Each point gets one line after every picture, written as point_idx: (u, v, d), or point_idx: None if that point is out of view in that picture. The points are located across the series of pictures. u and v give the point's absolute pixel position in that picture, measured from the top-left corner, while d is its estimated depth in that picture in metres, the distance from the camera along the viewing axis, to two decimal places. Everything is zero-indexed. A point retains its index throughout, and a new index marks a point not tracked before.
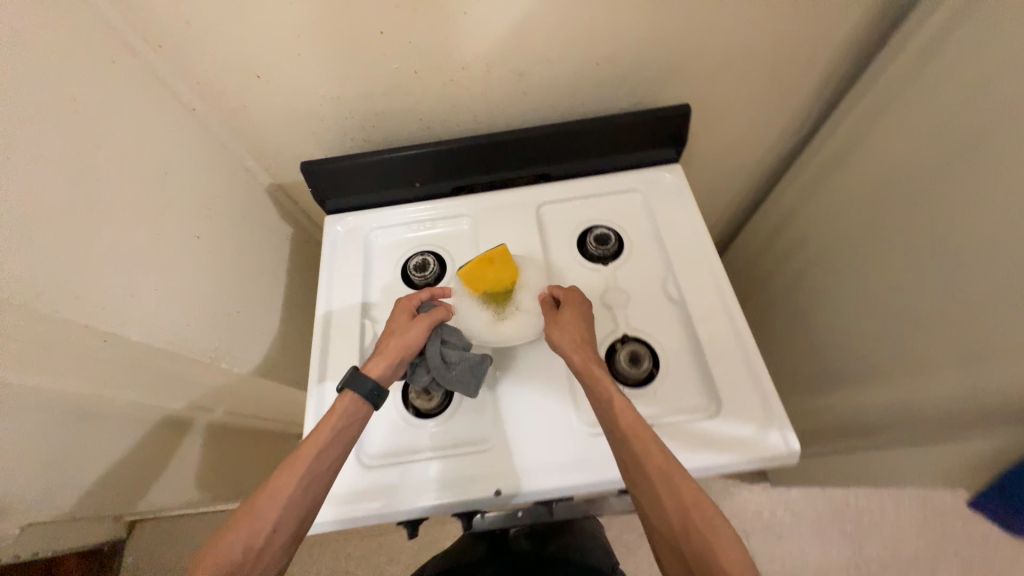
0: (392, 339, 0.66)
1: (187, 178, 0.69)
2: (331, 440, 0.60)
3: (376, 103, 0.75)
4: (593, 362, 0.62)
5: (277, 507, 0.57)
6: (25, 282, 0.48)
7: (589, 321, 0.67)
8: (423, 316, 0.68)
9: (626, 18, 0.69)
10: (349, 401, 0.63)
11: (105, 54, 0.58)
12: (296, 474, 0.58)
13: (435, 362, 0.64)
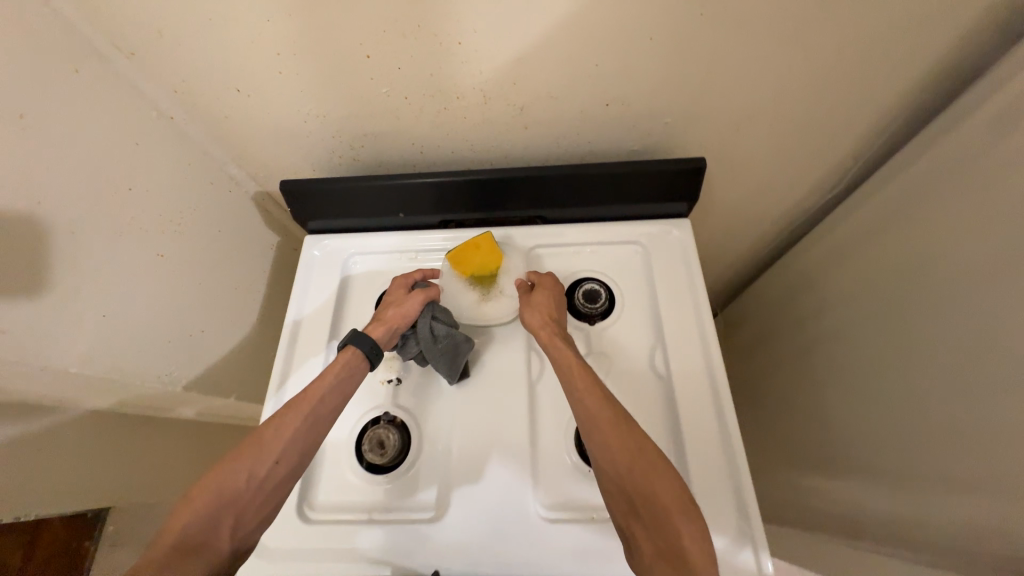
0: (390, 309, 0.67)
1: (155, 191, 0.66)
2: (338, 385, 0.60)
3: (364, 125, 0.70)
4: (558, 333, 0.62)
5: (283, 439, 0.55)
6: None
7: (560, 301, 0.68)
8: (419, 290, 0.68)
9: (640, 60, 0.61)
10: (349, 357, 0.62)
11: (67, 63, 0.54)
12: (304, 410, 0.57)
13: (426, 335, 0.65)
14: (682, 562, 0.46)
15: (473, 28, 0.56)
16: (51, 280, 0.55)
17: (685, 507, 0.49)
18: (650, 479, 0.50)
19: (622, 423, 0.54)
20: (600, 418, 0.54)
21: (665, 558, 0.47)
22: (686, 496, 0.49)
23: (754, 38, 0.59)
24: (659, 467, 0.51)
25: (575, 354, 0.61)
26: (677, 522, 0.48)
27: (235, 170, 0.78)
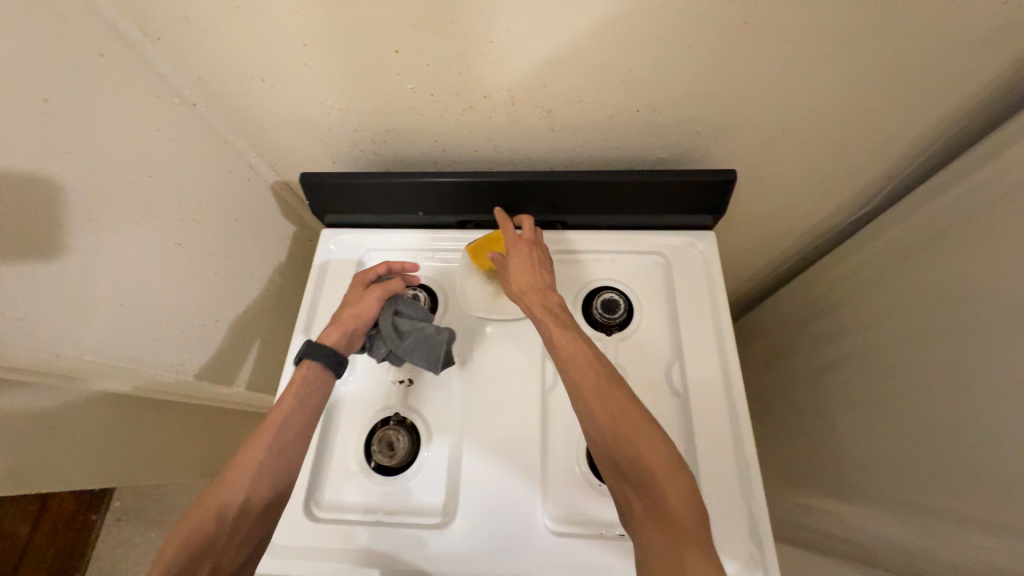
0: (348, 311, 0.66)
1: (173, 178, 0.65)
2: (300, 403, 0.60)
3: (387, 120, 0.69)
4: (536, 298, 0.61)
5: (251, 467, 0.54)
6: None
7: (538, 259, 0.66)
8: (376, 288, 0.67)
9: (676, 67, 0.59)
10: (309, 370, 0.62)
11: (93, 48, 0.53)
12: (269, 436, 0.56)
13: (389, 332, 0.64)
14: (673, 527, 0.45)
15: (506, 28, 0.54)
16: (67, 268, 0.54)
17: (672, 472, 0.46)
18: (637, 448, 0.48)
19: (606, 391, 0.52)
20: (581, 385, 0.53)
21: (657, 526, 0.46)
22: (674, 461, 0.47)
23: (799, 50, 0.56)
24: (645, 434, 0.49)
25: (556, 318, 0.59)
26: (666, 488, 0.46)
27: (255, 159, 0.78)
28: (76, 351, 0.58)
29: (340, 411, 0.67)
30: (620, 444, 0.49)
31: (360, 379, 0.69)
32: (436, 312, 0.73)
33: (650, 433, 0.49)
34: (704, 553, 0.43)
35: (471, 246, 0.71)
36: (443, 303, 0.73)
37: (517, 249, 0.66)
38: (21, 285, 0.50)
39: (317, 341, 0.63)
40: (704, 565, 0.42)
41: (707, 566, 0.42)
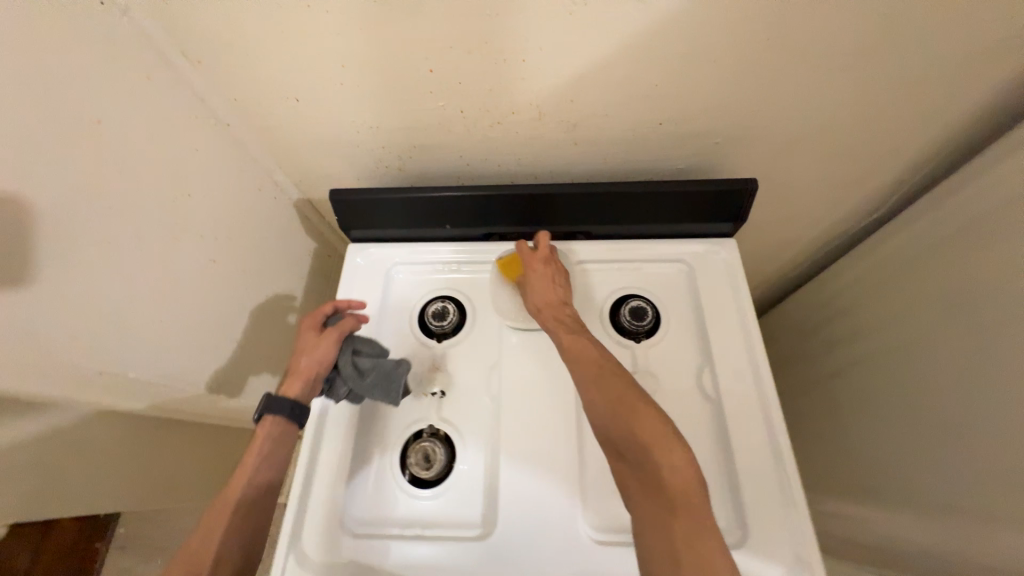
0: (305, 356, 0.65)
1: (207, 197, 0.66)
2: (262, 461, 0.60)
3: (415, 136, 0.71)
4: (548, 299, 0.66)
5: (217, 535, 0.55)
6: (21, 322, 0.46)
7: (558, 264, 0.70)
8: (330, 331, 0.67)
9: (698, 82, 0.62)
10: (275, 424, 0.62)
11: (140, 71, 0.55)
12: (233, 501, 0.57)
13: (350, 373, 0.64)
14: (665, 494, 0.49)
15: (538, 47, 0.57)
16: (109, 285, 0.55)
17: (667, 447, 0.50)
18: (634, 427, 0.52)
19: (606, 380, 0.56)
20: (584, 374, 0.58)
21: (650, 494, 0.50)
22: (670, 437, 0.50)
23: (816, 64, 0.59)
24: (642, 415, 0.52)
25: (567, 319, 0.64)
26: (660, 461, 0.50)
27: (281, 177, 0.79)
28: (112, 367, 0.58)
29: (373, 424, 0.67)
30: (620, 424, 0.53)
31: None
32: (463, 324, 0.73)
33: (649, 413, 0.52)
34: (693, 517, 0.48)
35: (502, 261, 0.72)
36: (470, 314, 0.74)
37: (529, 254, 0.70)
38: (67, 302, 0.51)
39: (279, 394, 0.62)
40: (690, 526, 0.47)
41: (694, 528, 0.47)
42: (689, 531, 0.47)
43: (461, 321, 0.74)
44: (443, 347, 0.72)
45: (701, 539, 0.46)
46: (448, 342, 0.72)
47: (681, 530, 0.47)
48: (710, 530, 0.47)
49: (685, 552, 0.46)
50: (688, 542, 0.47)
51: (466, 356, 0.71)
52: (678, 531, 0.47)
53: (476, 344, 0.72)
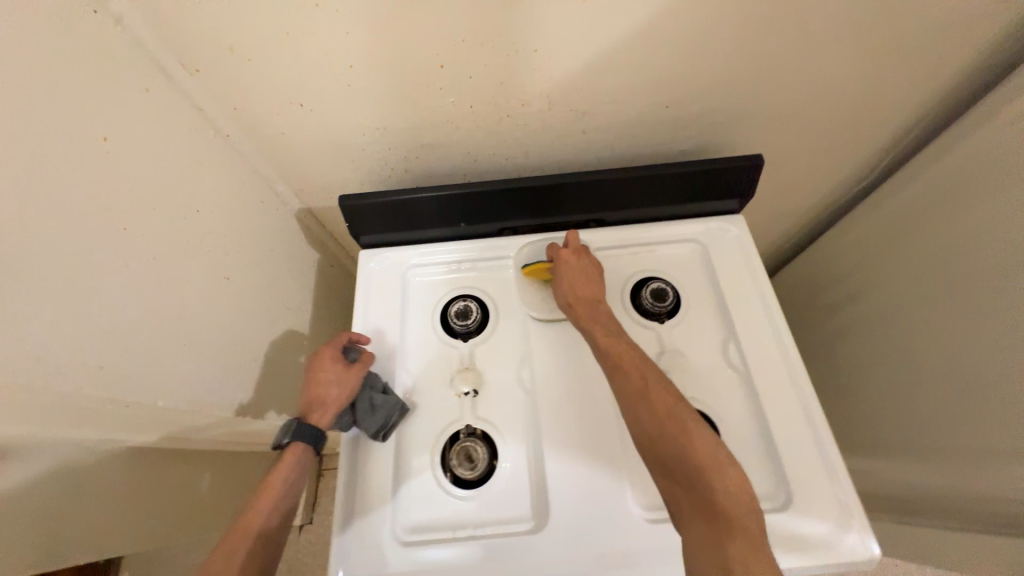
0: (325, 391, 0.63)
1: (216, 212, 0.63)
2: (288, 487, 0.59)
3: (423, 136, 0.69)
4: (582, 311, 0.65)
5: (236, 560, 0.52)
6: (52, 356, 0.43)
7: (589, 273, 0.68)
8: (356, 366, 0.65)
9: (704, 63, 0.63)
10: (293, 458, 0.61)
11: (139, 83, 0.52)
12: (253, 527, 0.55)
13: (364, 409, 0.63)
14: (717, 514, 0.49)
15: (551, 36, 0.57)
16: (136, 310, 0.51)
17: (720, 467, 0.51)
18: (686, 444, 0.52)
19: (651, 394, 0.56)
20: (631, 389, 0.57)
21: (702, 513, 0.50)
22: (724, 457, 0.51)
23: (815, 39, 0.61)
24: (694, 432, 0.53)
25: (604, 332, 0.63)
26: (713, 481, 0.50)
27: (282, 188, 0.76)
28: (146, 398, 0.53)
29: (409, 431, 0.66)
30: (670, 440, 0.53)
31: (424, 397, 0.68)
32: (488, 322, 0.73)
33: (699, 430, 0.53)
34: (745, 538, 0.48)
35: (528, 266, 0.71)
36: (493, 311, 0.74)
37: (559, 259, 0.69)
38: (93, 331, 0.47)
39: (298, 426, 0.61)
40: (745, 547, 0.47)
41: (748, 549, 0.47)
42: (743, 551, 0.47)
43: (484, 319, 0.73)
44: (470, 346, 0.71)
45: (756, 561, 0.46)
46: (474, 341, 0.71)
47: (736, 551, 0.47)
48: (763, 551, 0.48)
49: (740, 574, 0.46)
50: (744, 563, 0.46)
51: (495, 353, 0.71)
52: (732, 552, 0.47)
53: (503, 341, 0.71)
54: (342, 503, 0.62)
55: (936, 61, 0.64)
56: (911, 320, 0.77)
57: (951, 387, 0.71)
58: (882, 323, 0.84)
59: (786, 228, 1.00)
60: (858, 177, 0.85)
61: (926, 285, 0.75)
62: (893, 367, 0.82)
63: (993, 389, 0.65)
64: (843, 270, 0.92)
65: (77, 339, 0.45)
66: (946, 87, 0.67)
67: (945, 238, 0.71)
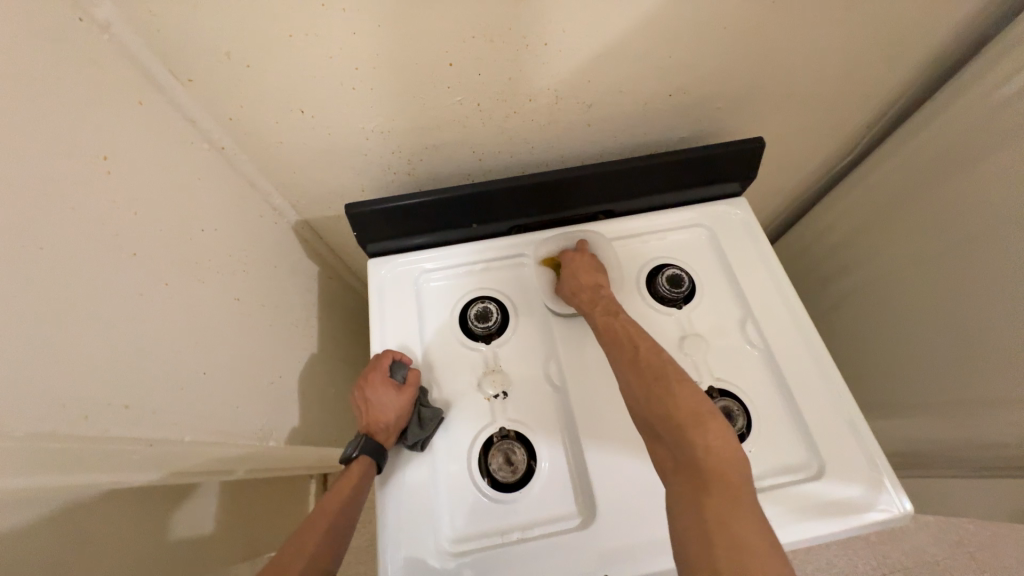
0: (382, 416, 0.62)
1: (218, 229, 0.59)
2: (353, 493, 0.59)
3: (428, 137, 0.67)
4: (581, 296, 0.68)
5: (303, 553, 0.52)
6: (81, 399, 0.39)
7: (594, 266, 0.71)
8: (407, 387, 0.64)
9: (708, 51, 0.64)
10: (358, 477, 0.61)
11: (131, 96, 0.49)
12: (323, 524, 0.56)
13: (417, 427, 0.63)
14: (697, 470, 0.48)
15: (561, 29, 0.56)
16: (155, 339, 0.47)
17: (703, 424, 0.51)
18: (671, 406, 0.53)
19: (644, 365, 0.59)
20: (623, 361, 0.60)
21: (685, 471, 0.49)
22: (705, 412, 0.52)
23: (812, 23, 0.63)
24: (679, 393, 0.54)
25: (604, 313, 0.65)
26: (695, 438, 0.50)
27: (279, 200, 0.73)
28: (175, 434, 0.48)
29: (443, 440, 0.64)
30: (657, 404, 0.55)
31: (453, 403, 0.67)
32: (508, 322, 0.72)
33: (686, 391, 0.54)
34: (727, 493, 0.46)
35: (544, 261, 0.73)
36: (513, 311, 0.73)
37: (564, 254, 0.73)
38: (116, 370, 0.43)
39: (364, 443, 0.62)
40: (723, 501, 0.46)
41: (727, 504, 0.45)
42: (721, 505, 0.45)
43: (505, 320, 0.72)
44: (493, 348, 0.70)
45: (734, 515, 0.44)
46: (497, 343, 0.70)
47: (712, 505, 0.46)
48: (746, 507, 0.45)
49: (716, 527, 0.44)
50: (719, 517, 0.45)
51: (519, 353, 0.70)
52: (708, 505, 0.46)
53: (526, 340, 0.71)
54: (383, 522, 0.60)
55: (918, 40, 0.67)
56: (908, 285, 0.81)
57: (952, 344, 0.75)
58: (879, 290, 0.87)
59: (777, 208, 1.03)
60: (845, 155, 0.88)
61: (919, 251, 0.79)
62: (892, 332, 0.86)
63: (991, 343, 0.69)
64: (836, 244, 0.95)
65: (100, 377, 0.41)
66: (928, 63, 0.71)
67: (933, 206, 0.75)
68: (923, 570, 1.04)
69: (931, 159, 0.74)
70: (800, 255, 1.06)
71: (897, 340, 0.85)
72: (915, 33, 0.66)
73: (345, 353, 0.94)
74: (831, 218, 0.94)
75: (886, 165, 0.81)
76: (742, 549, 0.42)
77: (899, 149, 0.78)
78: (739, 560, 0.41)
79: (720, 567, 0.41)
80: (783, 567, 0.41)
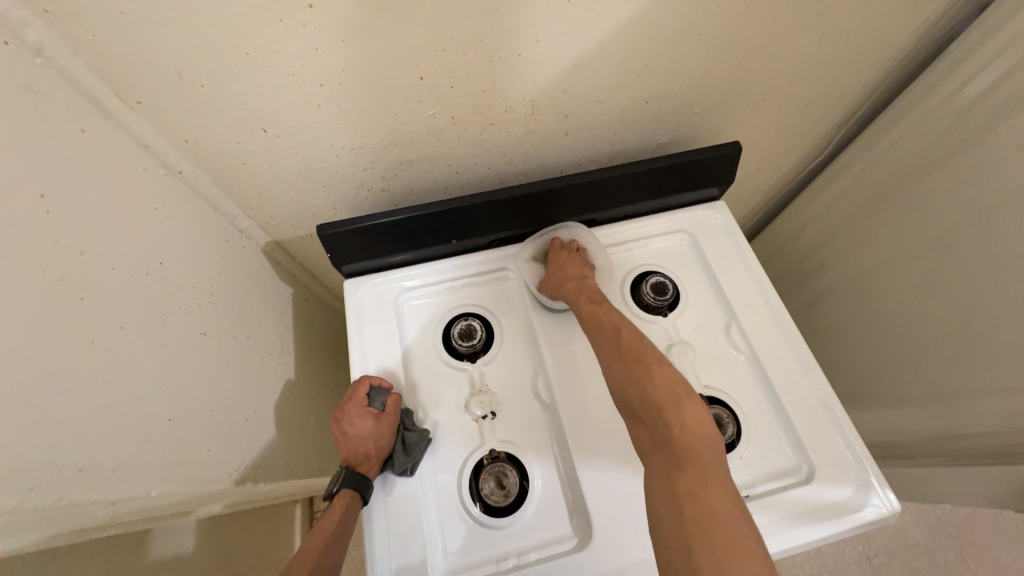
0: (364, 446, 0.60)
1: (179, 258, 0.55)
2: (339, 529, 0.57)
3: (403, 152, 0.65)
4: (565, 279, 0.68)
5: None
6: (32, 463, 0.36)
7: (581, 254, 0.71)
8: (387, 414, 0.61)
9: (683, 58, 0.63)
10: (342, 511, 0.58)
11: (72, 123, 0.45)
12: (308, 567, 0.54)
13: (400, 453, 0.60)
14: (670, 446, 0.50)
15: (535, 39, 0.55)
16: (113, 386, 0.44)
17: (678, 403, 0.52)
18: (647, 385, 0.54)
19: (624, 345, 0.59)
20: (604, 343, 0.61)
21: (661, 449, 0.51)
22: (682, 390, 0.52)
23: (785, 29, 0.63)
24: (656, 373, 0.55)
25: (587, 298, 0.66)
26: (670, 415, 0.51)
27: (246, 222, 0.69)
28: (139, 489, 0.45)
29: (431, 465, 0.62)
30: (635, 383, 0.55)
31: (440, 426, 0.64)
32: (494, 339, 0.70)
33: (664, 371, 0.55)
34: (698, 467, 0.47)
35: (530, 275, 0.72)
36: (498, 327, 0.71)
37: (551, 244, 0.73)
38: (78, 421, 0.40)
39: (344, 477, 0.59)
40: (694, 476, 0.47)
41: (697, 477, 0.47)
42: (693, 481, 0.47)
43: (490, 337, 0.70)
44: (479, 367, 0.68)
45: (704, 489, 0.46)
46: (483, 361, 0.68)
47: (684, 479, 0.47)
48: (715, 481, 0.47)
49: (687, 503, 0.45)
50: (690, 491, 0.46)
51: (507, 371, 0.68)
52: (680, 481, 0.47)
53: (512, 356, 0.69)
54: (372, 558, 0.57)
55: (884, 43, 0.68)
56: (884, 280, 0.83)
57: (925, 338, 0.77)
58: (856, 287, 0.89)
59: (754, 207, 1.04)
60: (817, 154, 0.89)
61: (892, 248, 0.81)
62: (869, 326, 0.88)
63: (962, 335, 0.72)
64: (813, 241, 0.97)
65: (53, 439, 0.37)
66: (893, 65, 0.72)
67: (903, 205, 0.77)
68: (905, 551, 1.08)
69: (900, 158, 0.76)
70: (778, 253, 1.07)
71: (874, 334, 0.87)
72: (880, 36, 0.67)
73: (324, 376, 0.90)
74: (807, 216, 0.96)
75: (858, 164, 0.83)
76: (709, 524, 0.44)
77: (870, 149, 0.80)
78: (707, 534, 0.43)
79: (690, 543, 0.43)
80: (749, 534, 0.43)
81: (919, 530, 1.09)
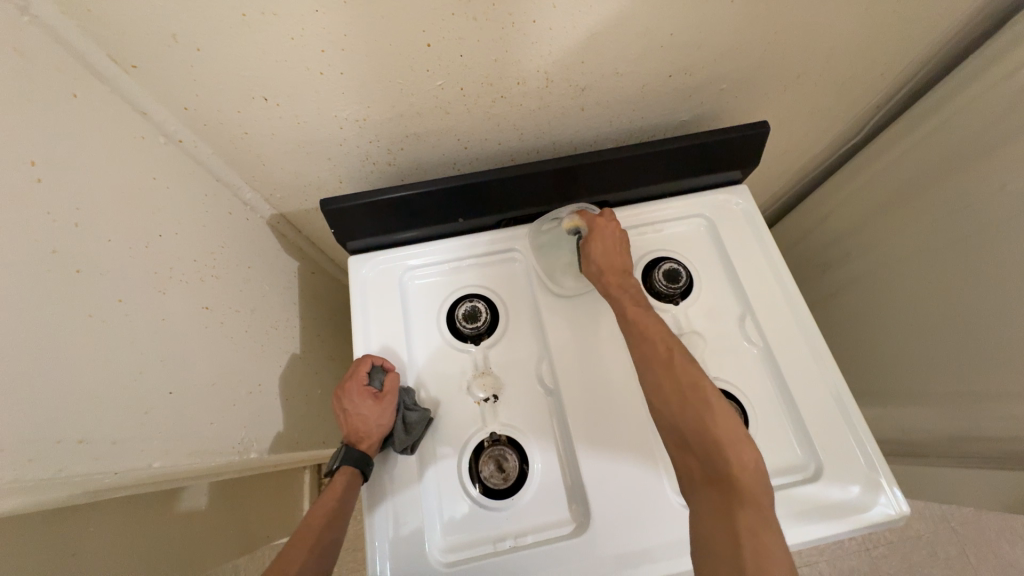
0: (364, 424, 0.61)
1: (180, 230, 0.55)
2: (339, 503, 0.58)
3: (409, 125, 0.62)
4: (613, 280, 0.62)
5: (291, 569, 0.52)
6: (29, 435, 0.36)
7: (623, 244, 0.65)
8: (386, 394, 0.61)
9: (712, 27, 0.58)
10: (342, 487, 0.59)
11: (66, 89, 0.44)
12: (309, 539, 0.55)
13: (399, 432, 0.60)
14: (728, 483, 0.46)
15: (551, 4, 0.51)
16: (112, 359, 0.44)
17: (736, 445, 0.47)
18: (706, 419, 0.49)
19: (674, 365, 0.53)
20: (651, 357, 0.55)
21: (715, 486, 0.47)
22: (742, 433, 0.47)
23: None
24: (715, 406, 0.49)
25: (631, 300, 0.60)
26: (729, 454, 0.47)
27: (250, 194, 0.68)
28: (143, 460, 0.46)
29: (432, 444, 0.62)
30: (690, 413, 0.50)
31: (442, 406, 0.64)
32: (498, 322, 0.69)
33: (721, 404, 0.50)
34: (757, 515, 0.45)
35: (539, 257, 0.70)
36: (503, 309, 0.69)
37: (593, 221, 0.66)
38: (79, 394, 0.40)
39: (344, 454, 0.60)
40: (754, 518, 0.45)
41: (759, 523, 0.44)
42: (756, 526, 0.44)
43: (495, 319, 0.69)
44: (483, 349, 0.67)
45: (767, 536, 0.44)
46: (487, 344, 0.67)
47: (745, 522, 0.45)
48: (773, 531, 0.44)
49: (749, 547, 0.43)
50: (752, 536, 0.44)
51: (510, 355, 0.67)
52: (741, 525, 0.45)
53: (516, 339, 0.68)
54: (372, 532, 0.58)
55: (938, 14, 0.62)
56: (913, 274, 0.79)
57: (950, 337, 0.74)
58: (880, 279, 0.85)
59: (778, 190, 0.99)
60: (851, 136, 0.84)
61: (923, 240, 0.76)
62: (891, 320, 0.84)
63: (990, 336, 0.68)
64: (838, 229, 0.92)
65: (52, 412, 0.38)
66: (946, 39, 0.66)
67: (941, 194, 0.72)
68: (905, 544, 1.07)
69: (944, 143, 0.70)
70: (800, 240, 1.02)
71: (895, 329, 0.84)
72: (934, 5, 0.60)
73: (330, 349, 0.91)
74: (835, 202, 0.91)
75: (896, 148, 0.77)
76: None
77: (911, 132, 0.74)
78: None
79: None
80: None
81: (921, 525, 1.08)
